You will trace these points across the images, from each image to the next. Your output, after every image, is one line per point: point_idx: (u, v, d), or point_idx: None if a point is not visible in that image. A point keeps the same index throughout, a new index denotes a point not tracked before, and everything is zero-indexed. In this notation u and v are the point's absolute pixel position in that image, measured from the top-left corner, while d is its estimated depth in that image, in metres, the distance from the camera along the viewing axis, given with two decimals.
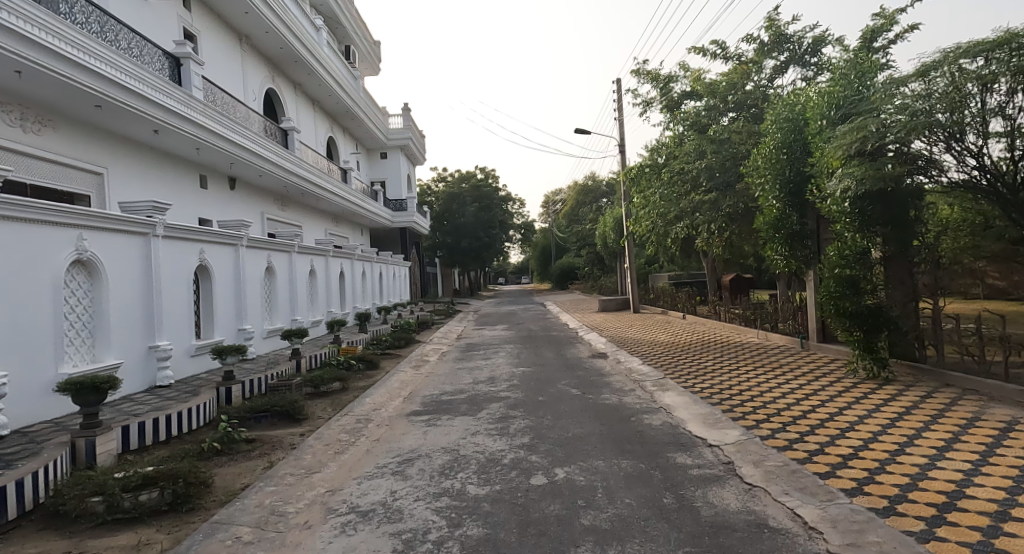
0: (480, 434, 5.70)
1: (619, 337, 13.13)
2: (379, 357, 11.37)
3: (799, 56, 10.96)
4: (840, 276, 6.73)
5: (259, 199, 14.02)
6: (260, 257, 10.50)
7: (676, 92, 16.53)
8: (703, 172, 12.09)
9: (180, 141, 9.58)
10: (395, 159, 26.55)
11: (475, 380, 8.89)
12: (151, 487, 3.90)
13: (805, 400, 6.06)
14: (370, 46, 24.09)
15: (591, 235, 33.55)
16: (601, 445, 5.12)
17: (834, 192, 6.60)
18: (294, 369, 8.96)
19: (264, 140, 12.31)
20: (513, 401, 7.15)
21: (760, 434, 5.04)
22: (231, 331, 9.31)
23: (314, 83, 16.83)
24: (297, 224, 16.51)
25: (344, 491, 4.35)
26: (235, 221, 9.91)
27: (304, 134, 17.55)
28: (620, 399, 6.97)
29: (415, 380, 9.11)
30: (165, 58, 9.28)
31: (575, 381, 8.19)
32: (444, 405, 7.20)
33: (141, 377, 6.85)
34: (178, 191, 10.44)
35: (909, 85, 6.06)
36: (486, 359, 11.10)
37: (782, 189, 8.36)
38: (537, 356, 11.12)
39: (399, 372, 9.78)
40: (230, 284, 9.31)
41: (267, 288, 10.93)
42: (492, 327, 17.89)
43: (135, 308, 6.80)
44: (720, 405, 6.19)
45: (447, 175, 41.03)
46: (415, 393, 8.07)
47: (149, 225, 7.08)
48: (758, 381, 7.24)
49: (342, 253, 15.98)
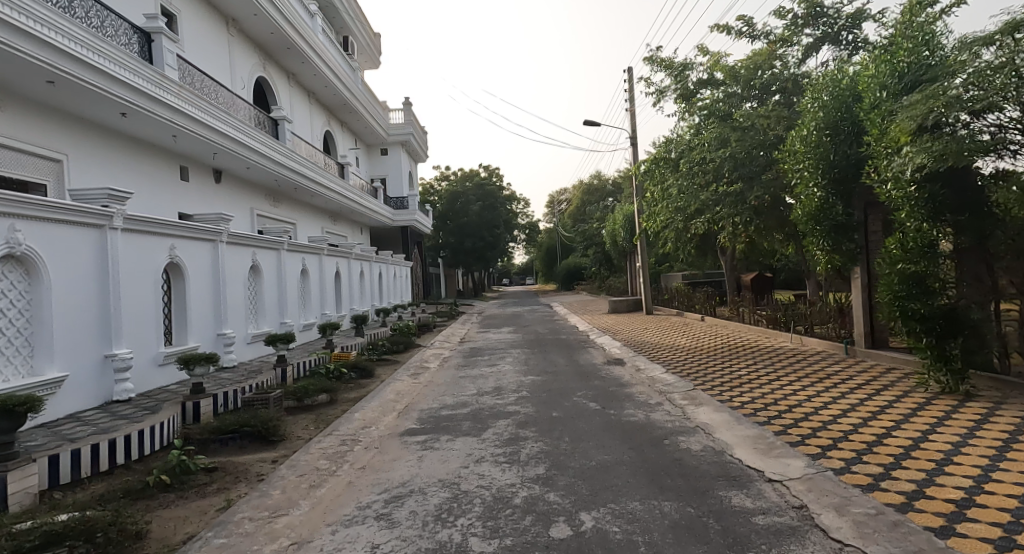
0: (486, 462, 4.74)
1: (634, 341, 12.14)
2: (375, 364, 10.44)
3: (835, 33, 10.01)
4: (903, 274, 5.78)
5: (247, 194, 13.10)
6: (242, 254, 9.57)
7: (691, 81, 15.76)
8: (727, 162, 11.08)
9: (152, 126, 8.67)
10: (396, 156, 25.65)
11: (480, 391, 7.96)
12: (54, 548, 2.97)
13: (875, 419, 5.03)
14: (368, 38, 23.04)
15: (596, 234, 32.69)
16: (634, 479, 4.15)
17: (899, 173, 5.59)
18: (278, 380, 8.10)
19: (250, 129, 11.39)
20: (523, 417, 6.22)
21: (832, 466, 4.04)
22: (207, 337, 8.39)
23: (309, 71, 15.90)
24: (290, 221, 15.58)
25: (313, 545, 3.41)
26: (214, 215, 8.98)
27: (298, 125, 16.63)
28: (647, 416, 6.03)
29: (412, 391, 8.18)
30: (133, 33, 8.35)
31: (592, 394, 7.24)
32: (444, 423, 6.27)
33: (94, 392, 5.95)
34: (153, 182, 9.56)
35: (995, 44, 5.04)
36: (492, 366, 10.17)
37: (826, 175, 7.38)
38: (547, 362, 10.14)
39: (395, 382, 8.85)
40: (206, 284, 8.37)
41: (251, 288, 9.99)
42: (497, 330, 16.95)
43: (86, 312, 5.90)
44: (770, 426, 5.18)
45: (450, 174, 40.04)
46: (411, 407, 7.13)
47: (105, 216, 6.18)
48: (806, 393, 6.26)
49: (339, 251, 15.12)
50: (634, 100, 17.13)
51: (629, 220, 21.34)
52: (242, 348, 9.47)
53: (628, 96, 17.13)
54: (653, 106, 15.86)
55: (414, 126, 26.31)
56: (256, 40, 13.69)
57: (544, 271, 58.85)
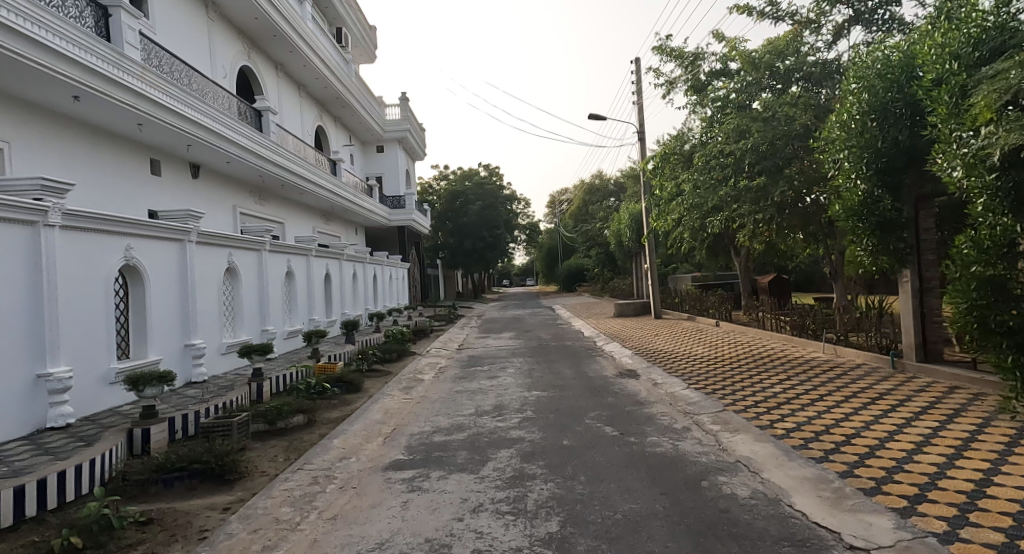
0: (485, 513, 3.83)
1: (645, 350, 11.26)
2: (364, 376, 9.53)
3: (867, 12, 9.13)
4: (979, 278, 4.87)
5: (229, 190, 12.23)
6: (212, 256, 8.67)
7: (703, 72, 14.92)
8: (748, 154, 10.18)
9: (113, 112, 7.79)
10: (392, 153, 24.74)
11: (479, 410, 7.05)
12: None
13: (963, 456, 4.09)
14: (363, 31, 22.18)
15: (599, 234, 31.86)
16: (672, 543, 3.25)
17: (974, 156, 4.68)
18: (255, 397, 7.37)
19: (228, 119, 10.48)
20: (529, 447, 5.31)
21: (933, 529, 3.10)
22: (169, 349, 7.51)
23: (297, 61, 15.01)
24: (277, 220, 14.70)
25: None
26: (180, 211, 8.10)
27: (287, 119, 15.75)
28: (675, 446, 5.12)
29: (402, 410, 7.27)
30: (88, 6, 7.44)
31: (607, 415, 6.33)
32: (436, 453, 5.35)
33: (21, 419, 5.11)
34: (118, 176, 8.71)
35: None
36: (492, 378, 9.27)
37: (873, 165, 6.49)
38: (553, 374, 9.22)
39: (384, 398, 7.93)
40: (168, 290, 7.50)
41: (225, 293, 9.10)
42: (498, 335, 16.06)
43: (15, 326, 5.06)
44: (830, 463, 4.24)
45: (448, 173, 39.09)
46: (399, 432, 6.21)
47: (37, 211, 5.30)
48: (854, 415, 5.41)
49: (330, 252, 14.28)
50: (641, 93, 16.26)
51: (635, 219, 20.42)
52: (213, 360, 8.61)
53: (635, 88, 16.25)
54: (662, 98, 14.98)
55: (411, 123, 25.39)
56: (239, 26, 12.81)
57: (544, 271, 57.91)
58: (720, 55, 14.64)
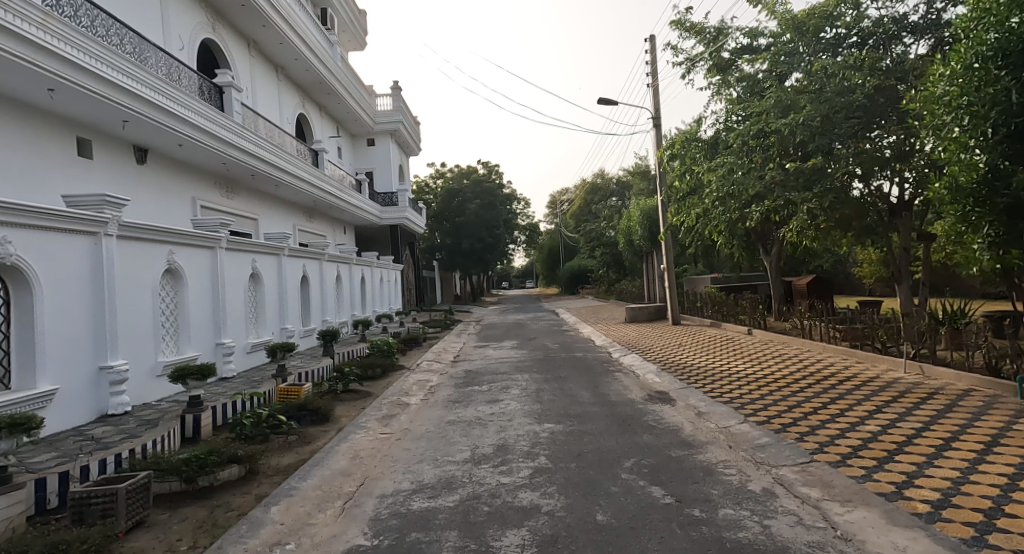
0: None
1: (673, 364, 9.60)
2: (338, 401, 7.86)
3: None
4: None
5: (187, 179, 10.59)
6: (139, 255, 7.02)
7: (728, 49, 13.30)
8: (797, 130, 8.54)
9: (9, 69, 6.13)
10: (384, 146, 23.10)
11: (477, 453, 5.38)
12: None
13: None
14: (351, 14, 20.59)
15: (603, 234, 30.36)
16: None
17: None
18: (188, 436, 5.93)
19: (175, 91, 8.85)
20: (549, 527, 3.62)
21: None
22: (70, 378, 5.81)
23: (273, 37, 13.40)
24: (248, 215, 13.05)
25: None
26: (93, 194, 6.28)
27: (261, 103, 14.12)
28: (768, 527, 3.43)
29: (377, 453, 5.58)
30: None
31: (649, 466, 4.66)
32: (413, 536, 3.65)
33: None
34: (31, 155, 7.12)
35: None
36: (493, 402, 7.61)
37: (1003, 127, 4.88)
38: (567, 397, 7.55)
39: (356, 435, 6.26)
40: (68, 301, 5.84)
41: (159, 302, 7.41)
42: (498, 343, 14.46)
43: None
44: None
45: (446, 171, 37.39)
46: (367, 492, 4.53)
47: None
48: (1012, 471, 3.76)
49: (308, 251, 12.64)
50: (656, 74, 14.65)
51: (647, 216, 18.78)
52: (142, 382, 6.94)
53: (650, 68, 14.62)
54: (682, 77, 13.37)
55: (405, 115, 23.74)
56: None
57: (545, 273, 56.39)
58: (748, 28, 13.02)
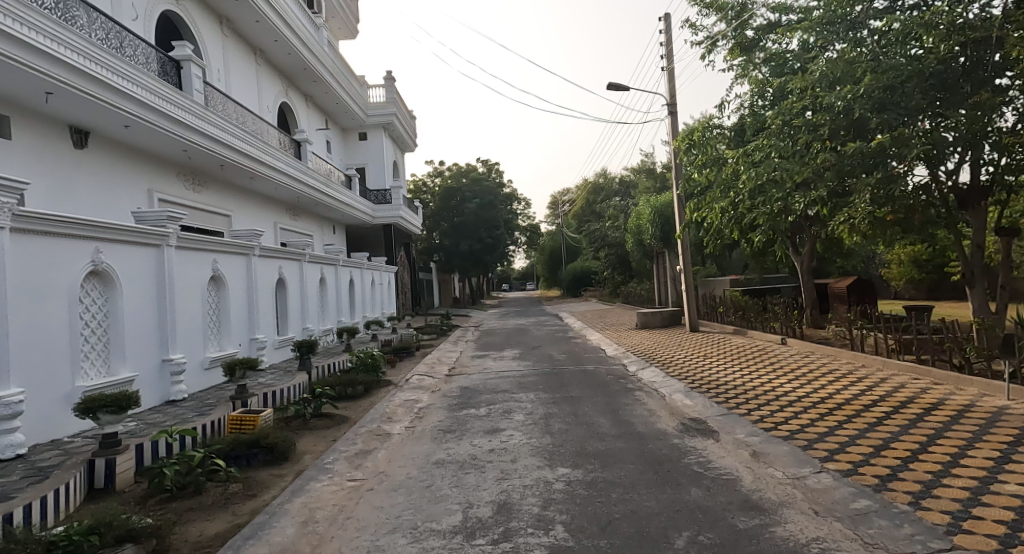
0: None
1: (704, 381, 8.20)
2: (304, 432, 6.49)
3: None
4: None
5: (138, 166, 9.20)
6: (47, 254, 5.33)
7: (753, 26, 11.99)
8: (852, 103, 7.19)
9: None
10: (376, 140, 21.76)
11: (470, 517, 3.99)
12: None
13: None
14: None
15: (607, 234, 29.04)
16: None
17: None
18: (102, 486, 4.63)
19: (113, 59, 7.46)
20: None
21: None
22: None
23: (248, 13, 12.03)
24: (218, 210, 11.65)
25: None
26: None
27: (236, 86, 12.76)
28: None
29: (338, 516, 4.20)
30: None
31: (712, 547, 3.28)
32: None
33: None
34: None
35: None
36: (492, 432, 6.24)
37: None
38: (583, 427, 6.18)
39: (316, 484, 4.87)
40: None
41: (80, 312, 5.78)
42: (499, 353, 13.10)
43: None
44: None
45: (444, 169, 35.97)
46: None
47: None
48: None
49: (285, 251, 11.19)
50: (671, 56, 13.33)
51: (660, 214, 17.40)
52: (52, 418, 5.32)
53: (665, 49, 13.30)
54: (702, 57, 12.06)
55: (399, 107, 22.40)
56: None
57: (546, 275, 55.10)
58: (775, 2, 11.68)
